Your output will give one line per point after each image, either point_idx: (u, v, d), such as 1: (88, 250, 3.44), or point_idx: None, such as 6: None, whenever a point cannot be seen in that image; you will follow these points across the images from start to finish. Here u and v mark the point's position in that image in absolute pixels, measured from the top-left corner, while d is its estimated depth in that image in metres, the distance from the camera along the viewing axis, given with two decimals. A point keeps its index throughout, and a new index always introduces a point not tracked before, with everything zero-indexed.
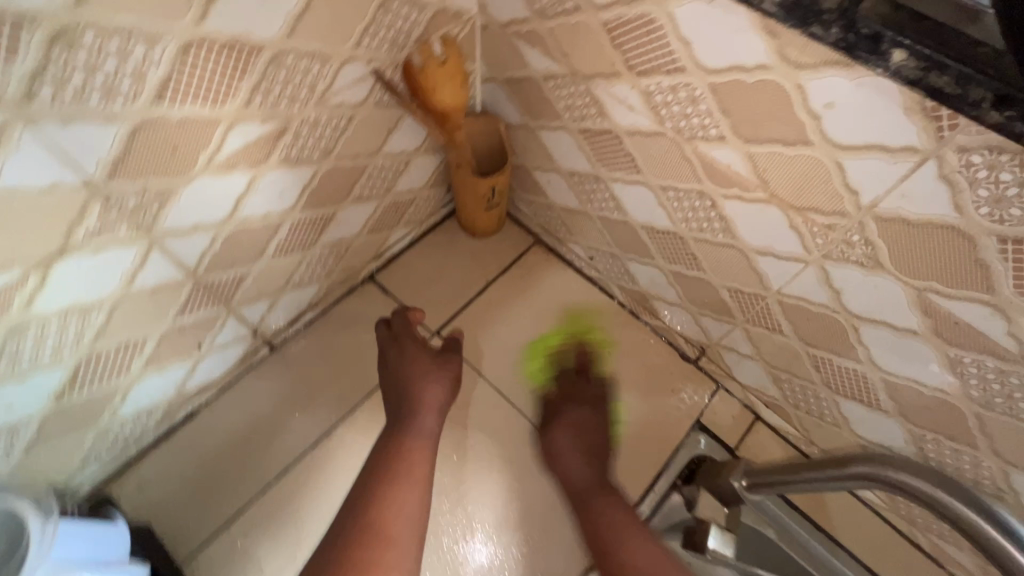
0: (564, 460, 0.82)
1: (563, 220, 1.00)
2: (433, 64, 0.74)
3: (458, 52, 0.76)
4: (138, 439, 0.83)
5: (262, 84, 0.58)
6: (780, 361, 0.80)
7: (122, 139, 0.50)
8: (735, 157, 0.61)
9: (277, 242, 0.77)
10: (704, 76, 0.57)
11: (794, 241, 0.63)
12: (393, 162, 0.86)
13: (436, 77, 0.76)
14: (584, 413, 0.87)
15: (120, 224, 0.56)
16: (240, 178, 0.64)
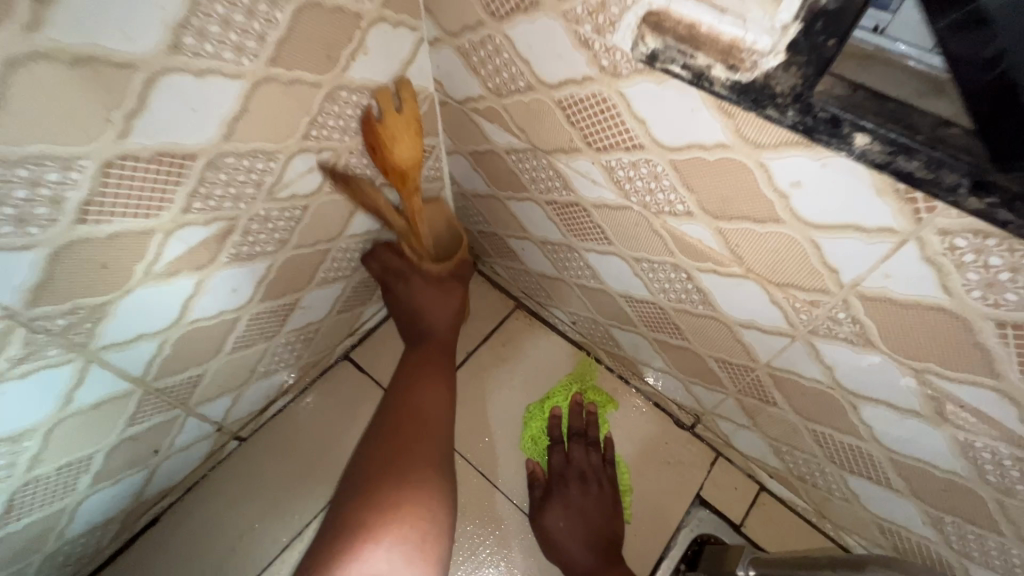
0: (564, 545, 0.82)
1: (542, 285, 0.96)
2: (391, 114, 0.67)
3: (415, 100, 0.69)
4: (95, 554, 0.77)
5: (201, 188, 0.55)
6: (778, 432, 0.74)
7: (43, 265, 0.47)
8: (705, 232, 0.58)
9: (236, 337, 0.73)
10: (663, 153, 0.54)
11: (777, 316, 0.59)
12: (359, 242, 0.83)
13: (394, 128, 0.68)
14: (582, 497, 0.84)
15: (50, 347, 0.52)
16: (186, 281, 0.61)
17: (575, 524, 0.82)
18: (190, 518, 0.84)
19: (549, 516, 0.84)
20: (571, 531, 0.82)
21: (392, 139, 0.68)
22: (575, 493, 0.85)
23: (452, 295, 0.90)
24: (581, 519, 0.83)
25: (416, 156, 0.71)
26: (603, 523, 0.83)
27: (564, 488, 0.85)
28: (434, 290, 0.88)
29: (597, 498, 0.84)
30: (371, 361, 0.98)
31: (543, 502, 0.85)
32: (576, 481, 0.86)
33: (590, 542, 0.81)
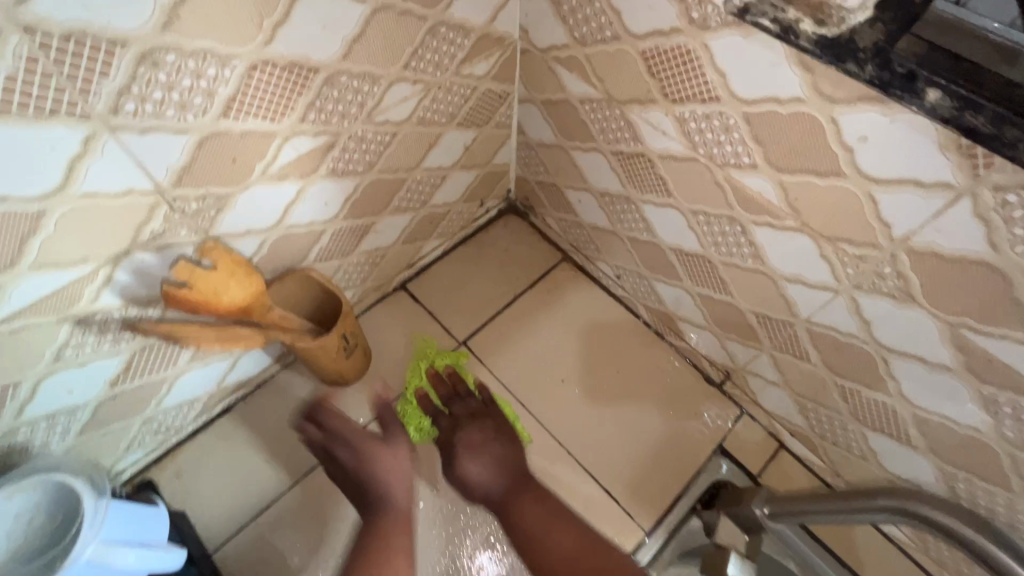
0: (481, 485, 0.83)
1: (591, 238, 1.01)
2: (200, 275, 0.62)
3: (225, 251, 0.64)
4: (179, 429, 0.86)
5: (317, 102, 0.62)
6: (806, 389, 0.80)
7: (190, 148, 0.55)
8: (767, 185, 0.62)
9: (319, 249, 0.80)
10: (738, 106, 0.59)
11: (824, 270, 0.63)
12: (431, 177, 0.89)
13: (210, 283, 0.63)
14: (485, 438, 0.87)
15: (182, 226, 0.60)
16: (290, 187, 0.68)
17: (491, 465, 0.84)
18: (254, 414, 0.92)
19: (468, 443, 0.87)
20: (482, 466, 0.84)
21: (213, 293, 0.64)
22: (476, 434, 0.87)
23: (398, 448, 0.83)
24: (492, 454, 0.85)
25: (255, 292, 0.67)
26: (516, 452, 0.86)
27: (468, 431, 0.88)
28: (382, 453, 0.82)
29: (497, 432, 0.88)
30: (425, 293, 1.06)
31: (457, 445, 0.88)
32: (483, 417, 0.90)
33: (500, 472, 0.83)
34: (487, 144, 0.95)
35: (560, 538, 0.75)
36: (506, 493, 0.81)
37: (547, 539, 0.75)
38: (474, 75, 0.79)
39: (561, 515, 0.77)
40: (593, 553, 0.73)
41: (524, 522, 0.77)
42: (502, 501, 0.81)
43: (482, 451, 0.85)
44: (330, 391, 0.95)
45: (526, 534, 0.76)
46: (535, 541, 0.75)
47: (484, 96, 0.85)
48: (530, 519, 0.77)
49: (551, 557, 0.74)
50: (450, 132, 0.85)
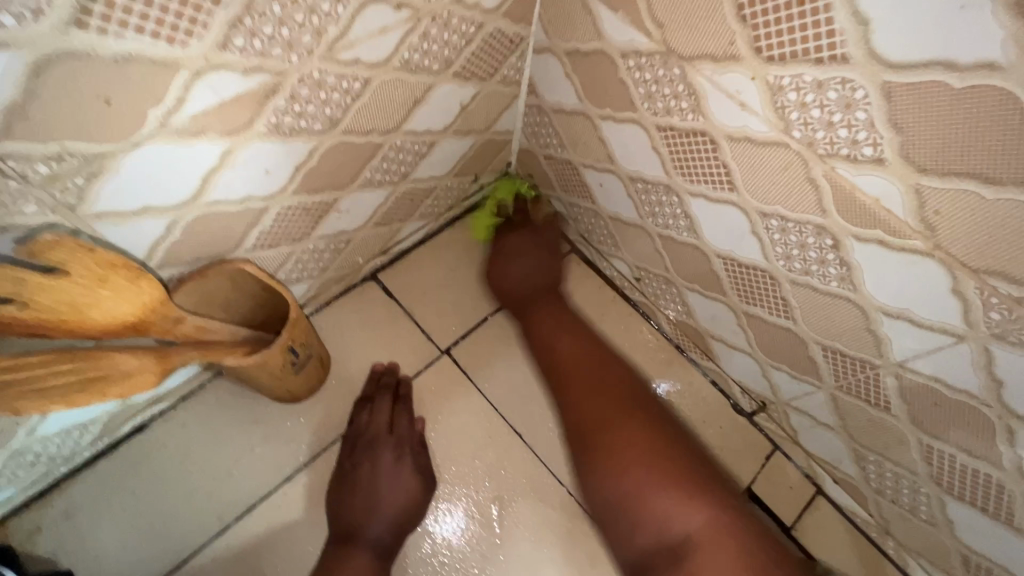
0: (511, 287, 0.84)
1: (610, 231, 0.83)
2: (42, 284, 0.40)
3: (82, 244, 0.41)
4: (71, 457, 0.66)
5: (246, 20, 0.40)
6: (871, 439, 0.65)
7: (19, 75, 0.33)
8: (892, 190, 0.44)
9: (260, 233, 0.60)
10: (876, 72, 0.40)
11: (952, 309, 0.47)
12: (416, 143, 0.69)
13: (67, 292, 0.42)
14: (523, 243, 0.86)
15: (27, 200, 0.39)
16: (211, 148, 0.47)
17: (538, 259, 0.86)
18: (175, 436, 0.72)
19: (513, 245, 0.86)
20: (534, 261, 0.85)
21: (73, 307, 0.43)
22: (515, 240, 0.86)
23: (410, 479, 0.72)
24: (523, 256, 0.85)
25: (145, 302, 0.48)
26: (542, 255, 0.86)
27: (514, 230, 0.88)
28: (395, 476, 0.72)
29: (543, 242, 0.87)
30: (401, 286, 0.86)
31: (506, 239, 0.87)
32: (527, 228, 0.88)
33: (528, 279, 0.84)
34: (489, 104, 0.75)
35: (569, 350, 0.79)
36: (526, 299, 0.84)
37: (563, 355, 0.79)
38: (482, 7, 0.58)
39: (569, 328, 0.82)
40: (624, 418, 0.72)
41: (539, 334, 0.82)
42: (524, 302, 0.84)
43: (538, 247, 0.87)
44: (275, 407, 0.75)
45: (539, 340, 0.81)
46: (547, 348, 0.80)
47: (492, 39, 0.64)
48: (548, 332, 0.81)
49: (585, 405, 0.74)
50: (444, 83, 0.64)
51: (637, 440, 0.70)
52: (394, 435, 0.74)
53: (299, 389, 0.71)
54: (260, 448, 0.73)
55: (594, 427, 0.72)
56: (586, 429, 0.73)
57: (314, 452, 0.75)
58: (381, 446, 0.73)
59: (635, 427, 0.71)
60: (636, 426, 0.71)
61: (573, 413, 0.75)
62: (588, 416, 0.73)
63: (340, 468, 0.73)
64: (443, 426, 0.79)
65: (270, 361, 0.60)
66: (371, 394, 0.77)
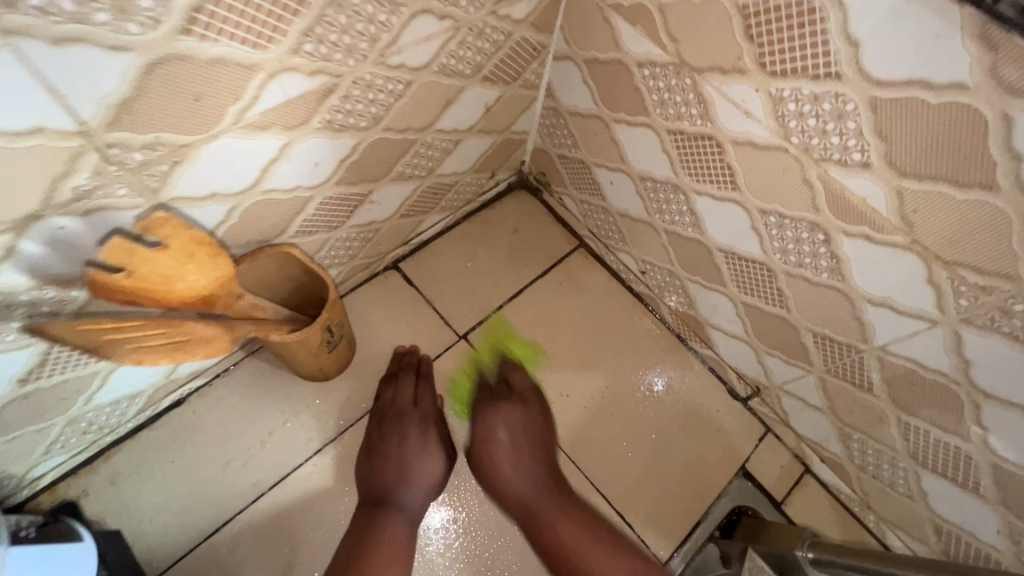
0: (506, 486, 0.73)
1: (618, 226, 0.89)
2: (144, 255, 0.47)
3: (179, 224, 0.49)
4: (116, 427, 0.71)
5: (317, 28, 0.46)
6: (855, 418, 0.71)
7: (133, 75, 0.38)
8: (877, 191, 0.51)
9: (302, 220, 0.65)
10: (865, 88, 0.46)
11: (927, 298, 0.53)
12: (443, 141, 0.74)
13: (162, 264, 0.49)
14: (517, 412, 0.78)
15: (122, 184, 0.44)
16: (272, 141, 0.52)
17: (529, 467, 0.74)
18: (211, 411, 0.76)
19: (496, 421, 0.76)
20: (512, 437, 0.76)
21: (162, 278, 0.50)
22: (496, 411, 0.78)
23: (436, 449, 0.76)
24: (504, 440, 0.75)
25: (219, 277, 0.54)
26: (542, 443, 0.76)
27: (505, 408, 0.78)
28: (422, 446, 0.75)
29: (533, 417, 0.79)
30: (420, 275, 0.91)
31: (489, 407, 0.78)
32: (515, 403, 0.78)
33: (526, 474, 0.73)
34: (510, 106, 0.80)
35: (512, 451, 0.74)
36: (534, 505, 0.71)
37: (517, 468, 0.73)
38: (511, 18, 0.64)
39: (504, 412, 0.77)
40: (564, 516, 0.70)
41: (500, 463, 0.74)
42: (527, 504, 0.71)
43: (517, 430, 0.76)
44: (304, 385, 0.80)
45: (498, 478, 0.73)
46: (495, 461, 0.74)
47: (517, 47, 0.70)
48: (501, 445, 0.75)
49: (559, 543, 0.68)
50: (473, 87, 0.69)
51: (575, 535, 0.68)
52: (418, 409, 0.78)
53: (329, 368, 0.76)
54: (291, 423, 0.78)
55: (524, 499, 0.72)
56: (543, 529, 0.69)
57: (341, 428, 0.80)
58: (408, 419, 0.77)
59: (541, 495, 0.72)
60: (580, 510, 0.71)
61: (521, 507, 0.72)
62: (546, 515, 0.70)
63: (368, 441, 0.77)
64: (461, 406, 0.85)
65: (310, 339, 0.65)
66: (396, 372, 0.81)
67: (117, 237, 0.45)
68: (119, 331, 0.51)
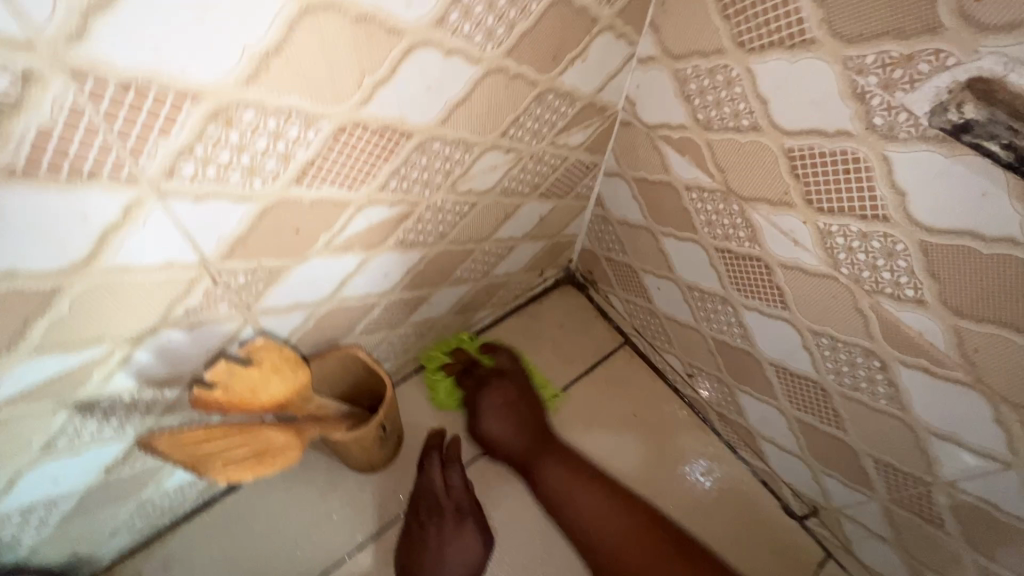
0: (505, 444, 0.83)
1: (664, 328, 0.90)
2: (238, 371, 0.54)
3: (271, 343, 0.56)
4: (174, 510, 0.74)
5: (401, 169, 0.52)
6: (926, 554, 0.67)
7: (250, 217, 0.45)
8: (934, 326, 0.51)
9: (367, 322, 0.70)
10: (913, 231, 0.48)
11: (996, 436, 0.51)
12: (499, 248, 0.80)
13: (251, 378, 0.55)
14: (502, 400, 0.84)
15: (223, 301, 0.50)
16: (352, 260, 0.58)
17: (515, 422, 0.83)
18: (262, 497, 0.79)
19: (489, 402, 0.84)
20: (504, 426, 0.83)
21: (250, 393, 0.55)
22: (495, 397, 0.84)
23: (472, 538, 0.77)
24: (511, 415, 0.83)
25: (297, 387, 0.59)
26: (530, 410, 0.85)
27: (489, 389, 0.85)
28: (457, 538, 0.76)
29: (518, 387, 0.87)
30: None
31: (479, 399, 0.85)
32: (501, 383, 0.86)
33: (521, 432, 0.83)
34: (561, 215, 0.86)
35: (582, 492, 0.80)
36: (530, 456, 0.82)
37: (582, 505, 0.79)
38: (568, 145, 0.70)
39: (501, 408, 0.84)
40: (610, 513, 0.78)
41: (551, 488, 0.80)
42: (525, 458, 0.83)
43: (507, 403, 0.84)
44: (352, 476, 0.82)
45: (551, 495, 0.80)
46: (568, 501, 0.79)
47: (571, 167, 0.76)
48: (560, 480, 0.81)
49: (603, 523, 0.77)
50: (529, 202, 0.75)
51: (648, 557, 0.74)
52: (452, 498, 0.79)
53: (378, 461, 0.78)
54: (337, 515, 0.79)
55: (593, 528, 0.77)
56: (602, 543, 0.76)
57: (384, 523, 0.80)
58: (441, 509, 0.77)
59: (618, 520, 0.77)
60: (623, 522, 0.77)
61: (561, 508, 0.79)
62: (588, 523, 0.77)
63: (408, 528, 0.78)
64: (503, 505, 0.84)
65: (365, 437, 0.68)
66: (424, 458, 0.81)
67: (223, 360, 0.53)
68: (209, 445, 0.56)
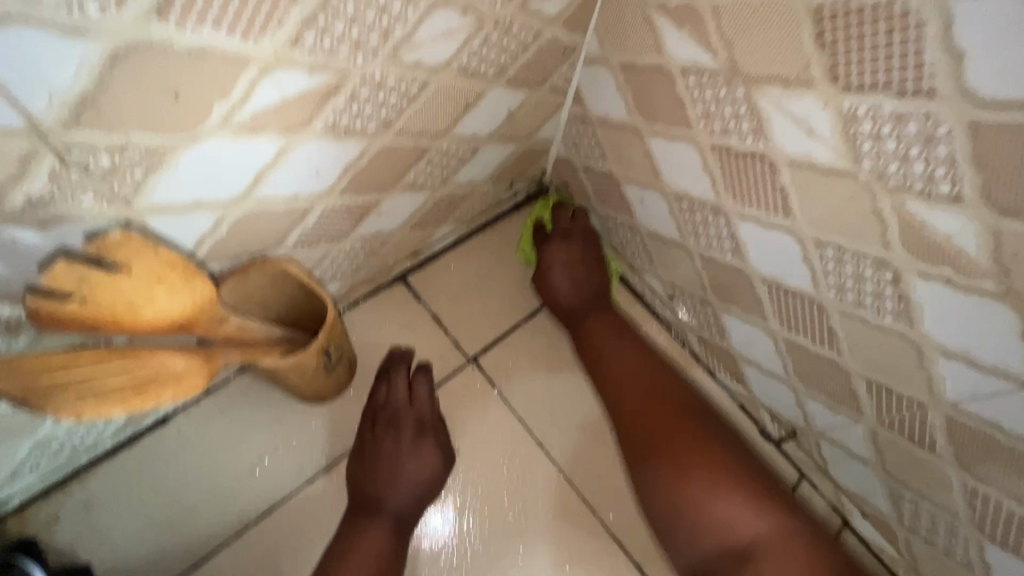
0: (562, 298, 0.82)
1: (646, 246, 0.82)
2: (99, 283, 0.42)
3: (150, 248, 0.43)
4: (92, 447, 0.65)
5: (320, 18, 0.39)
6: (909, 477, 0.64)
7: (95, 65, 0.32)
8: (966, 228, 0.43)
9: (302, 232, 0.58)
10: (964, 109, 0.39)
11: (1016, 354, 0.46)
12: (460, 148, 0.68)
13: (126, 291, 0.43)
14: (569, 254, 0.83)
15: (86, 191, 0.38)
16: (267, 146, 0.46)
17: (580, 279, 0.82)
18: (197, 431, 0.71)
19: (551, 258, 0.83)
20: (569, 280, 0.82)
21: (127, 305, 0.44)
22: (560, 251, 0.83)
23: (431, 452, 0.72)
24: (580, 269, 0.82)
25: (198, 300, 0.49)
26: (597, 277, 0.83)
27: (551, 244, 0.84)
28: (415, 452, 0.71)
29: (587, 247, 0.84)
30: (430, 289, 0.85)
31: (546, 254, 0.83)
32: (566, 243, 0.84)
33: (581, 288, 0.82)
34: (534, 113, 0.73)
35: (620, 359, 0.78)
36: (580, 306, 0.82)
37: (616, 359, 0.78)
38: (542, 15, 0.57)
39: (568, 263, 0.82)
40: (654, 405, 0.74)
41: (590, 339, 0.81)
42: (576, 312, 0.82)
43: (573, 264, 0.82)
44: (300, 407, 0.74)
45: (590, 350, 0.80)
46: (603, 357, 0.79)
47: (547, 47, 0.63)
48: (603, 338, 0.80)
49: (639, 409, 0.75)
50: (496, 89, 0.63)
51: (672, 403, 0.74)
52: (415, 410, 0.74)
53: (328, 389, 0.70)
54: (283, 449, 0.72)
55: (633, 421, 0.75)
56: (621, 403, 0.76)
57: (337, 457, 0.73)
58: (401, 418, 0.73)
59: (653, 410, 0.74)
60: (639, 395, 0.76)
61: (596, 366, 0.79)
62: (651, 423, 0.73)
63: (361, 441, 0.72)
64: (469, 435, 0.78)
65: (305, 364, 0.59)
66: (388, 366, 0.77)
67: (62, 261, 0.40)
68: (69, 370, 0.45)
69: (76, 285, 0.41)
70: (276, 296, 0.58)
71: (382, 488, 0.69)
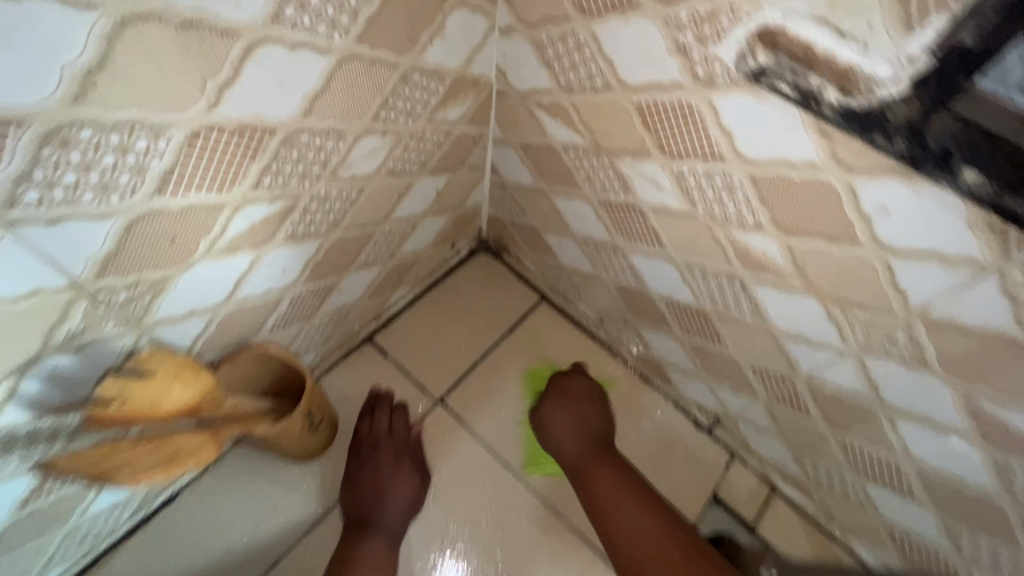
0: (562, 434, 0.87)
1: (573, 281, 0.96)
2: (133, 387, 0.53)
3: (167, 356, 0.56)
4: (110, 533, 0.74)
5: (273, 165, 0.53)
6: (802, 440, 0.78)
7: (116, 233, 0.45)
8: (773, 245, 0.59)
9: (275, 318, 0.71)
10: (744, 166, 0.55)
11: (831, 331, 0.61)
12: (401, 226, 0.82)
13: (149, 391, 0.54)
14: (566, 417, 0.88)
15: (108, 319, 0.50)
16: (242, 260, 0.58)
17: (579, 426, 0.87)
18: (202, 503, 0.80)
19: (555, 409, 0.89)
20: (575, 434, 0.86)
21: (152, 402, 0.55)
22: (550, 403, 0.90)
23: (410, 471, 0.84)
24: (572, 416, 0.88)
25: (202, 390, 0.59)
26: (594, 421, 0.89)
27: (549, 403, 0.90)
28: (397, 473, 0.83)
29: (584, 407, 0.89)
30: (394, 345, 0.97)
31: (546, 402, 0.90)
32: (568, 403, 0.89)
33: (575, 434, 0.86)
34: (459, 187, 0.88)
35: (606, 478, 0.82)
36: (582, 455, 0.85)
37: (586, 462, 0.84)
38: (448, 119, 0.73)
39: (565, 408, 0.89)
40: (624, 501, 0.80)
41: (597, 493, 0.81)
42: (576, 463, 0.85)
43: (573, 412, 0.88)
44: (292, 468, 0.84)
45: (593, 501, 0.81)
46: (604, 506, 0.80)
47: (458, 141, 0.78)
48: (608, 487, 0.81)
49: (628, 539, 0.77)
50: (422, 179, 0.77)
51: (647, 523, 0.78)
52: (393, 437, 0.86)
53: (315, 446, 0.80)
54: (281, 506, 0.82)
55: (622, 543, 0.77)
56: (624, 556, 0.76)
57: (329, 507, 0.84)
58: (382, 444, 0.85)
59: (638, 526, 0.77)
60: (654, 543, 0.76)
61: (605, 511, 0.80)
62: (624, 537, 0.77)
63: (350, 471, 0.84)
64: (443, 467, 0.89)
65: (293, 427, 0.70)
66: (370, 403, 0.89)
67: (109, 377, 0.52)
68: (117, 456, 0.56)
69: (118, 393, 0.53)
70: (260, 372, 0.69)
71: (372, 506, 0.80)
